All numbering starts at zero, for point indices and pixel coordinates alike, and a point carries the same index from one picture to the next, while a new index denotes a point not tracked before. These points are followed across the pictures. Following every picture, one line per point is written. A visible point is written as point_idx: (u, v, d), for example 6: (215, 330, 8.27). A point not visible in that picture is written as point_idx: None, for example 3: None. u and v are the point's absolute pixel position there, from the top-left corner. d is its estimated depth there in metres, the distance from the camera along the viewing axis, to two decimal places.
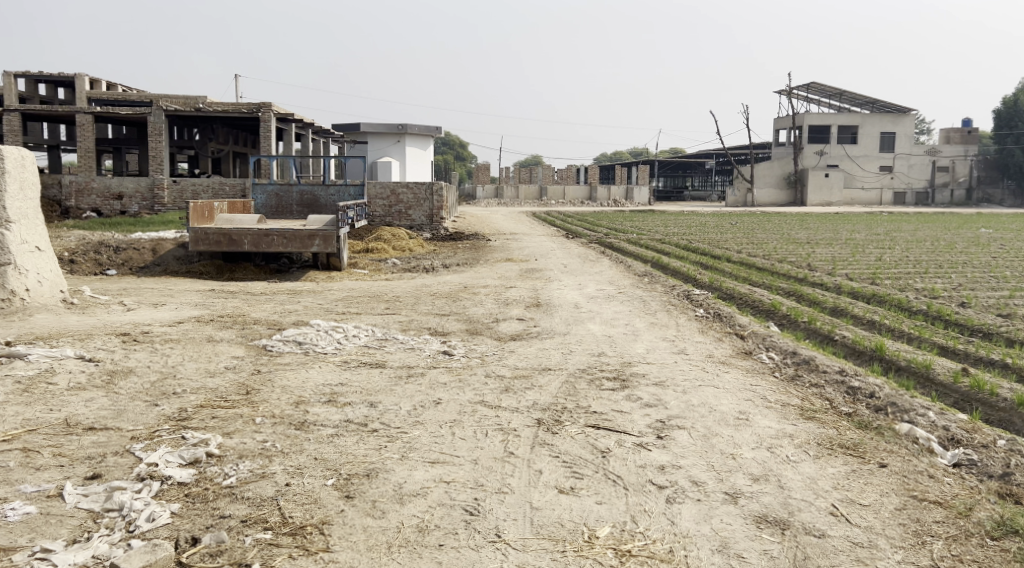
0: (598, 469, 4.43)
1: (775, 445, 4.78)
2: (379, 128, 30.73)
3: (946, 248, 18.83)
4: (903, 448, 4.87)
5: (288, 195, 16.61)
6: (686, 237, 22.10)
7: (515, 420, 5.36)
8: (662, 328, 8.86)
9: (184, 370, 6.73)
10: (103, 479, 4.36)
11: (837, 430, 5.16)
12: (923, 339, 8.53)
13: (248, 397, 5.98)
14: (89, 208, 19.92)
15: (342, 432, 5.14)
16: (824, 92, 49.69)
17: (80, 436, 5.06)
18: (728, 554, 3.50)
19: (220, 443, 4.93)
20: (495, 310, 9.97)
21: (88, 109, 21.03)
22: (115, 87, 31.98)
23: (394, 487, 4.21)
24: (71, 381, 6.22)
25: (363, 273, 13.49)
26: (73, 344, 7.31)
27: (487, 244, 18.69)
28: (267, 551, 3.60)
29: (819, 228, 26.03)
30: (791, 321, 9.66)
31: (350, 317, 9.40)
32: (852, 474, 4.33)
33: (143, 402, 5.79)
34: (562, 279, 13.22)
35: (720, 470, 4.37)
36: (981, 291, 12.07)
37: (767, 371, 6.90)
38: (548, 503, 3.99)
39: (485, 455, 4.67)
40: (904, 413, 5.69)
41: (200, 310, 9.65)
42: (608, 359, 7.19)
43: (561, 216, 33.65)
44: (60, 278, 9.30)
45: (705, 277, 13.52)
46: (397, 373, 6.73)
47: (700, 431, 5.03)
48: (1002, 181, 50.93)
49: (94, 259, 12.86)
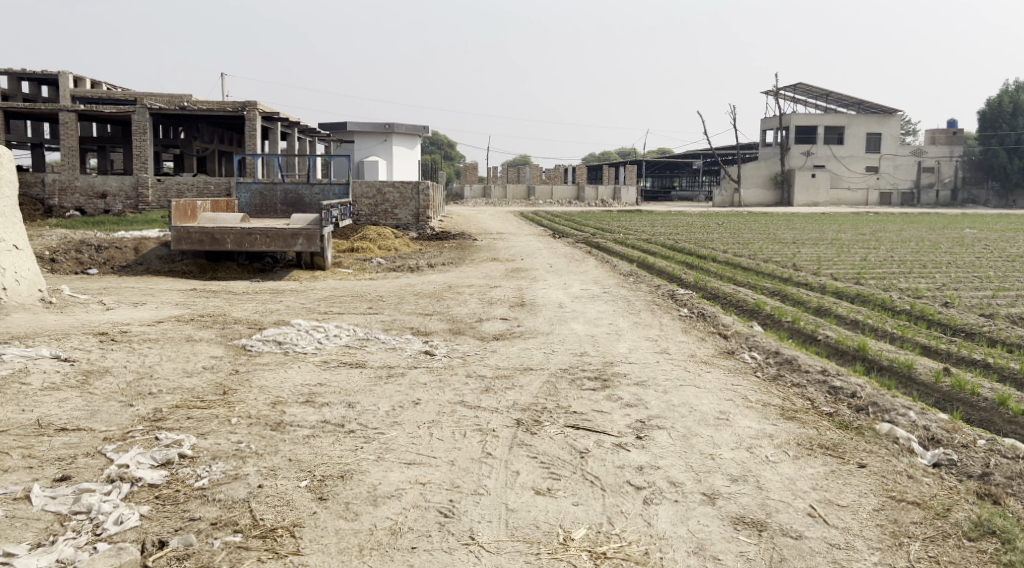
0: (576, 469, 4.38)
1: (754, 445, 4.76)
2: (366, 127, 30.63)
3: (931, 249, 18.91)
4: (883, 448, 4.85)
5: (272, 194, 16.52)
6: (672, 237, 22.11)
7: (494, 420, 5.31)
8: (645, 327, 8.84)
9: (161, 370, 6.63)
10: (72, 481, 4.28)
11: (817, 430, 5.14)
12: (906, 339, 8.54)
13: (226, 397, 5.90)
14: (72, 207, 19.76)
15: (319, 432, 5.07)
16: (811, 93, 49.97)
17: (51, 437, 4.97)
18: (704, 556, 3.47)
19: (193, 444, 4.85)
20: (479, 310, 9.93)
21: (72, 107, 20.82)
22: (100, 85, 31.73)
23: (369, 488, 4.15)
24: (45, 381, 6.13)
25: (347, 273, 13.40)
26: (49, 343, 7.20)
27: (473, 244, 18.64)
28: (236, 555, 3.53)
29: (806, 228, 26.11)
30: (774, 320, 9.66)
31: (332, 316, 9.33)
32: (831, 474, 4.30)
33: (117, 402, 5.70)
34: (548, 278, 13.18)
35: (699, 470, 4.33)
36: (964, 291, 12.13)
37: (748, 371, 6.89)
38: (524, 505, 3.94)
39: (461, 456, 4.62)
40: (886, 413, 5.68)
41: (181, 309, 9.55)
42: (590, 358, 7.15)
43: (549, 215, 33.67)
44: (38, 277, 9.17)
45: (690, 276, 13.54)
46: (377, 373, 6.66)
47: (680, 431, 5.00)
48: (987, 182, 51.19)
49: (76, 257, 12.72)
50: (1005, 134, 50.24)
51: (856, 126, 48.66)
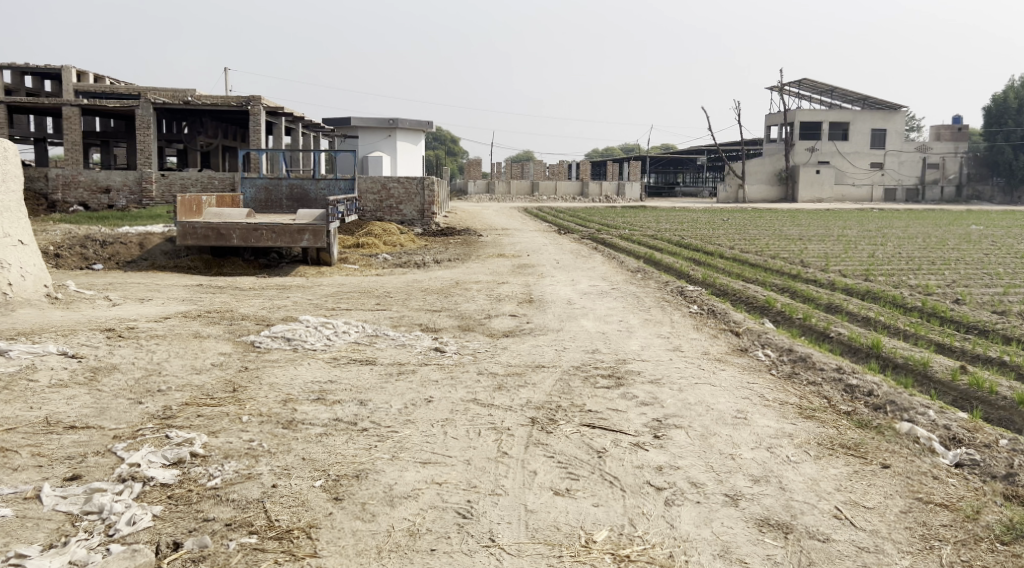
0: (594, 470, 4.31)
1: (774, 445, 4.68)
2: (370, 122, 30.55)
3: (938, 245, 18.78)
4: (904, 448, 4.77)
5: (277, 189, 16.45)
6: (679, 233, 22.00)
7: (509, 419, 5.23)
8: (656, 324, 8.75)
9: (169, 367, 6.56)
10: (82, 481, 4.21)
11: (837, 430, 5.06)
12: (920, 336, 8.46)
13: (235, 394, 5.84)
14: (76, 202, 19.71)
15: (331, 431, 5.00)
16: (816, 89, 49.81)
17: (60, 436, 4.91)
18: (730, 559, 3.40)
19: (205, 443, 4.79)
20: (488, 306, 9.84)
21: (76, 102, 20.73)
22: (102, 79, 31.62)
23: (385, 488, 4.08)
24: (52, 377, 6.07)
25: (354, 269, 13.33)
26: (57, 339, 7.14)
27: (479, 240, 18.56)
28: (253, 557, 3.47)
29: (812, 224, 25.99)
30: (786, 317, 9.58)
31: (340, 312, 9.26)
32: (854, 475, 4.22)
33: (126, 400, 5.64)
34: (555, 275, 13.10)
35: (720, 471, 4.25)
36: (974, 288, 12.03)
37: (762, 369, 6.82)
38: (543, 506, 3.87)
39: (477, 455, 4.55)
40: (905, 412, 5.60)
41: (188, 305, 9.48)
42: (603, 356, 7.08)
43: (553, 212, 33.60)
44: (45, 273, 9.12)
45: (698, 273, 13.45)
46: (387, 370, 6.59)
47: (698, 431, 4.92)
48: (992, 178, 50.92)
49: (80, 253, 12.68)
50: (1011, 130, 49.94)
51: (861, 122, 48.52)
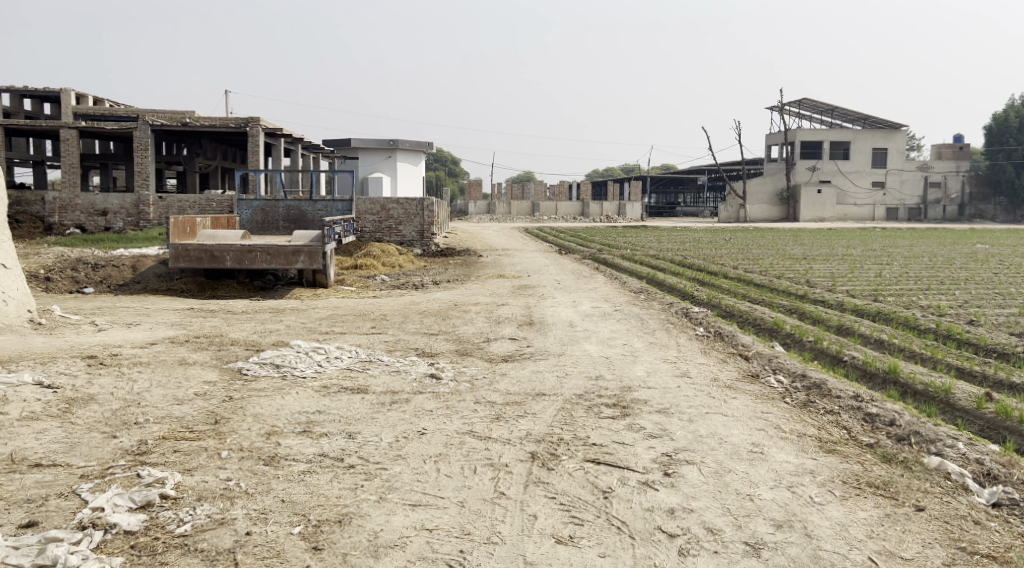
0: (600, 513, 3.93)
1: (796, 484, 4.30)
2: (369, 144, 30.35)
3: (945, 265, 18.32)
4: (935, 486, 4.39)
5: (274, 210, 16.16)
6: (681, 253, 21.59)
7: (507, 454, 4.87)
8: (662, 349, 8.37)
9: (150, 397, 6.19)
10: (39, 528, 3.85)
11: (863, 466, 4.68)
12: (938, 360, 8.06)
13: (216, 427, 5.45)
14: (72, 224, 19.45)
15: (316, 468, 4.63)
16: (817, 108, 49.77)
17: (23, 475, 4.54)
18: None
19: (178, 482, 4.41)
20: (486, 329, 9.48)
21: (73, 124, 20.40)
22: (101, 102, 31.47)
23: (369, 536, 3.71)
24: (24, 410, 5.68)
25: (350, 291, 13.00)
26: (33, 368, 6.77)
27: (478, 261, 18.20)
28: None
29: (817, 244, 25.55)
30: (796, 340, 9.20)
31: (333, 337, 8.88)
32: (886, 519, 3.85)
33: (99, 434, 5.27)
34: (556, 296, 12.72)
35: (738, 515, 3.88)
36: (987, 309, 11.63)
37: (776, 397, 6.42)
38: (544, 557, 3.50)
39: (472, 496, 4.18)
40: (931, 445, 5.21)
41: (176, 330, 9.11)
42: (606, 383, 6.70)
43: (554, 232, 33.17)
44: (28, 297, 8.79)
45: (702, 293, 13.09)
46: (380, 399, 6.22)
47: (711, 467, 4.56)
48: (994, 198, 50.30)
49: (71, 276, 12.28)
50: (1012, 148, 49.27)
51: (862, 141, 48.31)
